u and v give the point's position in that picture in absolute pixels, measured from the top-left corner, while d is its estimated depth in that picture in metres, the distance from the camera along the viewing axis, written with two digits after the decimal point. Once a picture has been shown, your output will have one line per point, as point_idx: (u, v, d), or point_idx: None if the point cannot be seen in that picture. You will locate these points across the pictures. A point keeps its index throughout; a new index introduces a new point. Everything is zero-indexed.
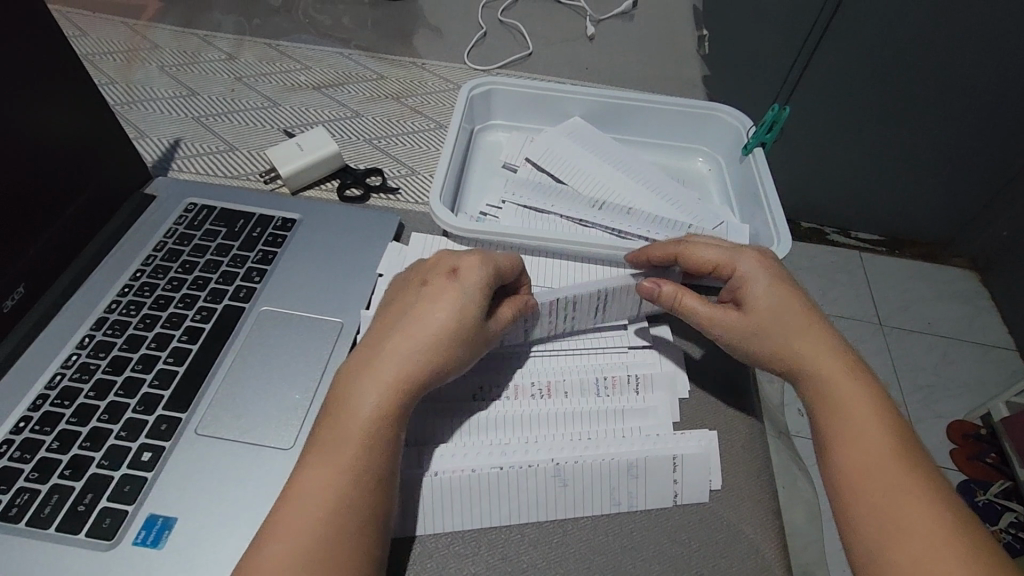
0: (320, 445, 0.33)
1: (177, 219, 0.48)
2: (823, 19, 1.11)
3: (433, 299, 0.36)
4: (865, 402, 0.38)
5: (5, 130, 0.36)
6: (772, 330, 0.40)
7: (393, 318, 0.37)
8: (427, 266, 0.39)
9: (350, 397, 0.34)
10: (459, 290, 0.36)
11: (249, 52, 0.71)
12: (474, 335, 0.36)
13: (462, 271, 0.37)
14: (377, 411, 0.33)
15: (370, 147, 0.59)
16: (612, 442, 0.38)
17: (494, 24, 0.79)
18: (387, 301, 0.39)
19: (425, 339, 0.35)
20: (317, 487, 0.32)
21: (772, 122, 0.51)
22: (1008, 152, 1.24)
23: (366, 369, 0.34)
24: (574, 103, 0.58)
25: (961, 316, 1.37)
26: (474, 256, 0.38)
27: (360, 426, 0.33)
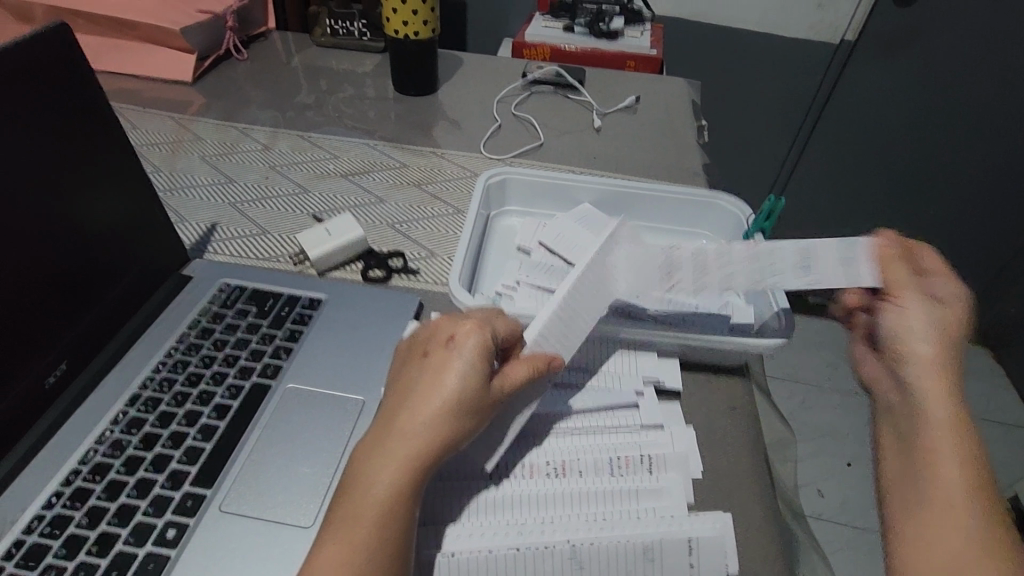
0: (339, 525, 0.34)
1: (211, 299, 0.51)
2: (817, 106, 1.22)
3: (434, 371, 0.37)
4: (951, 455, 0.36)
5: (62, 218, 0.41)
6: (943, 331, 0.39)
7: (399, 392, 0.37)
8: (427, 335, 0.40)
9: (363, 475, 0.35)
10: (459, 359, 0.37)
11: (283, 143, 0.77)
12: (481, 400, 0.37)
13: (459, 339, 0.38)
14: (389, 489, 0.34)
15: (393, 231, 0.63)
16: (626, 523, 0.38)
17: (509, 117, 0.86)
18: (396, 376, 0.40)
19: (428, 414, 0.35)
20: (334, 570, 0.32)
21: (770, 211, 0.54)
22: (1002, 225, 1.29)
23: (377, 447, 0.35)
24: (583, 191, 0.63)
25: (979, 393, 1.34)
26: (471, 324, 0.39)
27: (375, 507, 0.34)
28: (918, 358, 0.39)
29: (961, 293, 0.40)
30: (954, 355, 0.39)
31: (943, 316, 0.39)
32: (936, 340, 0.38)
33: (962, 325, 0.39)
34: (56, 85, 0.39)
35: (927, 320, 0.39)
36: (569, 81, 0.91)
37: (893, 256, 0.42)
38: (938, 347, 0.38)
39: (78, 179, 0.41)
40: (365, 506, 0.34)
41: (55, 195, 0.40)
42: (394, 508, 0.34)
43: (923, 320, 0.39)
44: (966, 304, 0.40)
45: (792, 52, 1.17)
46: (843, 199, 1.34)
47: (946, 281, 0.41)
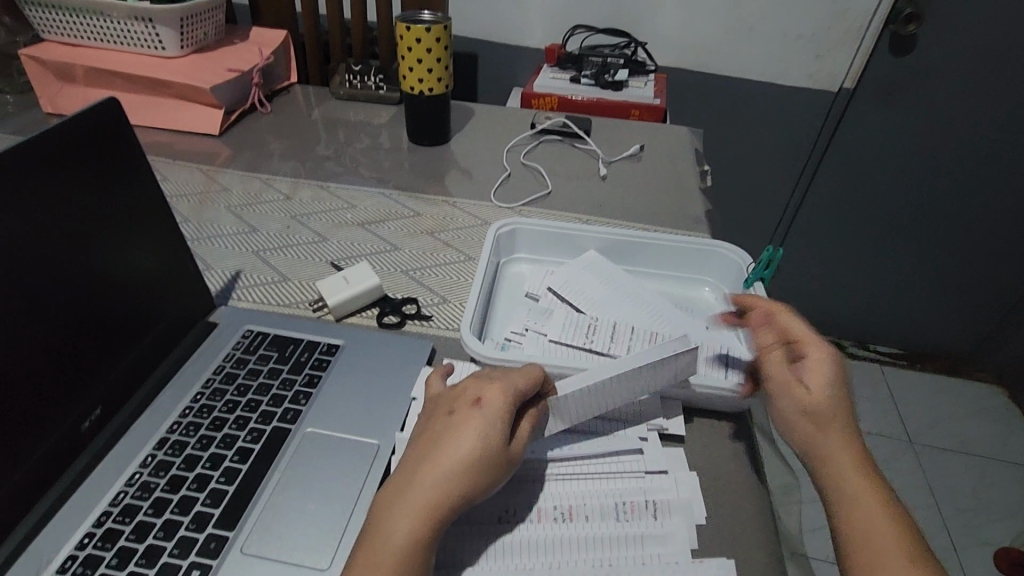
0: (359, 569, 0.36)
1: (235, 345, 0.54)
2: (817, 151, 1.26)
3: (459, 427, 0.40)
4: (866, 493, 0.40)
5: (103, 271, 0.44)
6: (817, 405, 0.43)
7: (423, 447, 0.40)
8: (453, 396, 0.43)
9: (385, 522, 0.37)
10: (484, 417, 0.40)
11: (304, 193, 0.81)
12: (500, 457, 0.39)
13: (484, 400, 0.41)
14: (408, 537, 0.36)
15: (407, 278, 0.66)
16: (631, 569, 0.39)
17: (517, 165, 0.90)
18: (421, 430, 0.42)
19: (451, 467, 0.38)
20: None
21: (768, 260, 0.56)
22: (1004, 263, 1.30)
23: (399, 496, 0.38)
24: (589, 240, 0.65)
25: (994, 434, 1.33)
26: (496, 387, 0.42)
27: (395, 552, 0.35)
28: (809, 442, 0.43)
29: (818, 355, 0.45)
30: (829, 420, 0.43)
31: (809, 387, 0.44)
32: (801, 420, 0.43)
33: (822, 388, 0.44)
34: (102, 152, 0.44)
35: (791, 403, 0.44)
36: (575, 131, 0.96)
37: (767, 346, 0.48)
38: (817, 423, 0.43)
39: (116, 236, 0.45)
40: (383, 553, 0.35)
41: (98, 251, 0.44)
42: (412, 557, 0.36)
43: (791, 403, 0.44)
44: (825, 364, 0.45)
45: (791, 99, 1.21)
46: (847, 239, 1.36)
47: (808, 350, 0.46)
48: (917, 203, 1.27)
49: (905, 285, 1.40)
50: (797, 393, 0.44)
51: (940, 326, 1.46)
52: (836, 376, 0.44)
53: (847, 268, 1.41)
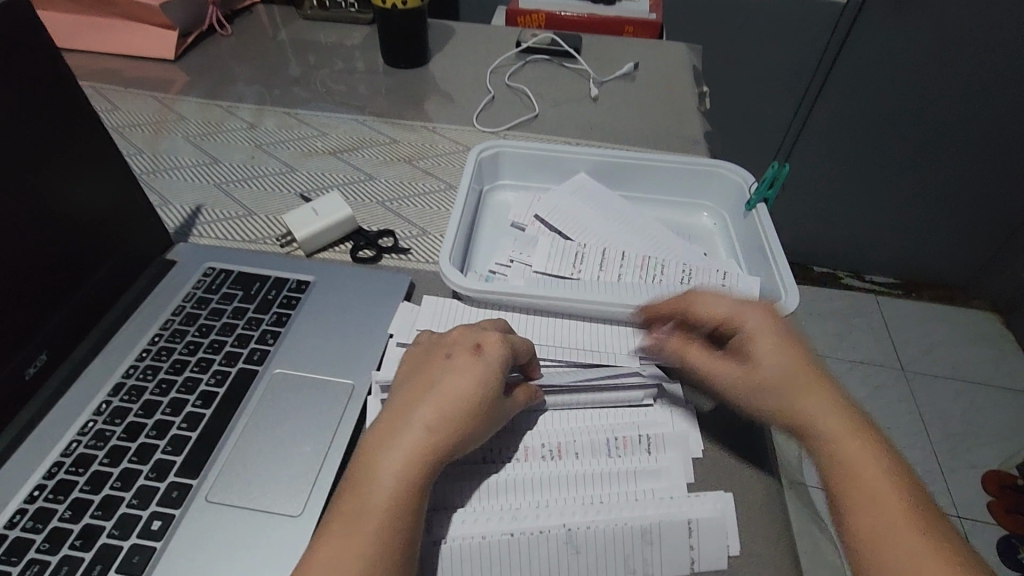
0: (341, 516, 0.33)
1: (196, 283, 0.49)
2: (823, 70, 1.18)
3: (457, 372, 0.37)
4: (861, 451, 0.35)
5: (41, 209, 0.39)
6: (786, 380, 0.38)
7: (416, 391, 0.37)
8: (448, 341, 0.40)
9: (376, 463, 0.34)
10: (486, 365, 0.38)
11: (269, 121, 0.74)
12: (498, 407, 0.37)
13: (486, 348, 0.38)
14: (403, 481, 0.33)
15: (383, 209, 0.61)
16: (624, 505, 0.37)
17: (501, 88, 0.83)
18: (408, 374, 0.39)
19: (451, 416, 0.35)
20: (339, 558, 0.31)
21: (773, 178, 0.52)
22: (1013, 187, 1.25)
23: (393, 438, 0.35)
24: (578, 162, 0.60)
25: (987, 360, 1.33)
26: (496, 334, 0.39)
27: (385, 500, 0.33)
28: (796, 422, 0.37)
29: (753, 326, 0.40)
30: (807, 387, 0.37)
31: (768, 366, 0.38)
32: (776, 404, 0.38)
33: (780, 361, 0.38)
34: (31, 69, 0.37)
35: (758, 387, 0.38)
36: (564, 49, 0.88)
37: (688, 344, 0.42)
38: (795, 395, 0.37)
39: (58, 175, 0.40)
40: (375, 497, 0.33)
41: (37, 192, 0.38)
42: (406, 502, 0.33)
43: (757, 389, 0.38)
44: (769, 333, 0.39)
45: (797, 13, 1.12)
46: (850, 166, 1.30)
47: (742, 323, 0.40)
48: (923, 128, 1.21)
49: (907, 213, 1.36)
50: (757, 377, 0.38)
51: (940, 254, 1.42)
52: (778, 345, 0.39)
53: (847, 197, 1.37)
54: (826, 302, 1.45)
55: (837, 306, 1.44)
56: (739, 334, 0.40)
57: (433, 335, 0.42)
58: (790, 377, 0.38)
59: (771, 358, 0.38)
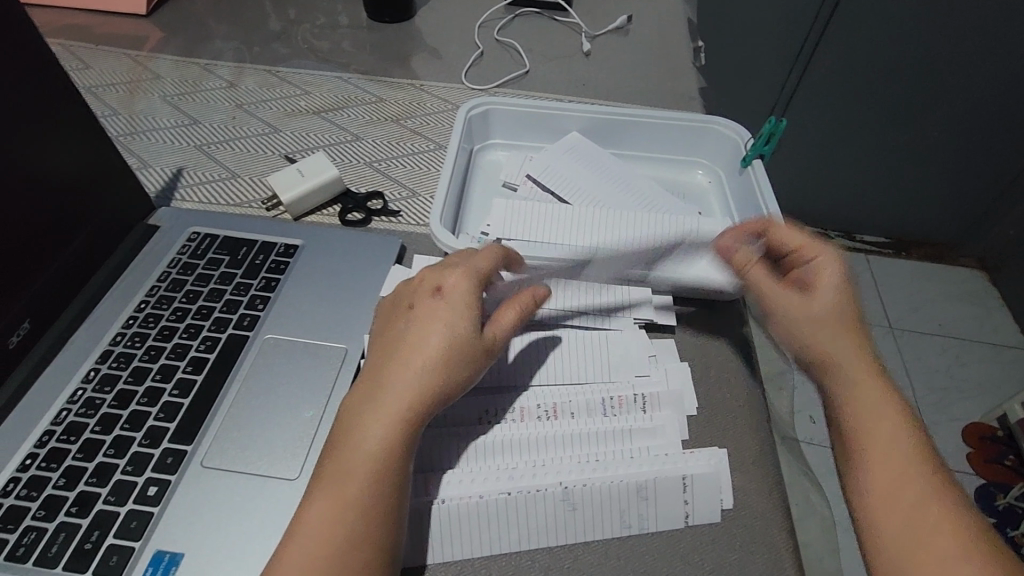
0: (328, 477, 0.33)
1: (181, 248, 0.48)
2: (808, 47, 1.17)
3: (423, 319, 0.37)
4: (880, 402, 0.35)
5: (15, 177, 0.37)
6: (834, 317, 0.39)
7: (386, 345, 0.37)
8: (412, 289, 0.39)
9: (355, 422, 0.34)
10: (450, 305, 0.37)
11: (249, 79, 0.71)
12: (474, 343, 0.36)
13: (446, 289, 0.38)
14: (385, 437, 0.33)
15: (371, 170, 0.59)
16: (620, 463, 0.37)
17: (491, 43, 0.80)
18: (379, 329, 0.39)
19: (420, 363, 0.35)
20: (324, 519, 0.31)
21: (770, 134, 0.51)
22: (1008, 148, 1.24)
23: (370, 395, 0.35)
24: (572, 119, 0.58)
25: (971, 317, 1.36)
26: (457, 273, 0.38)
27: (365, 458, 0.33)
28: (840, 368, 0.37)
29: (827, 259, 0.40)
30: (850, 326, 0.38)
31: (823, 297, 0.39)
32: (820, 341, 0.38)
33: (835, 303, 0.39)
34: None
35: (804, 320, 0.39)
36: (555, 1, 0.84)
37: (749, 261, 0.44)
38: (847, 337, 0.38)
39: (30, 136, 0.38)
40: (359, 454, 0.33)
41: (12, 163, 0.37)
42: (393, 456, 0.33)
43: (806, 325, 0.39)
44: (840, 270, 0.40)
45: None
46: (845, 129, 1.28)
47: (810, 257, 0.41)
48: (917, 91, 1.18)
49: (900, 172, 1.34)
50: (808, 303, 0.39)
51: (931, 214, 1.42)
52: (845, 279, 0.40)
53: (842, 159, 1.35)
54: None
55: None
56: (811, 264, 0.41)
57: (401, 285, 0.41)
58: (840, 308, 0.39)
59: (833, 294, 0.39)
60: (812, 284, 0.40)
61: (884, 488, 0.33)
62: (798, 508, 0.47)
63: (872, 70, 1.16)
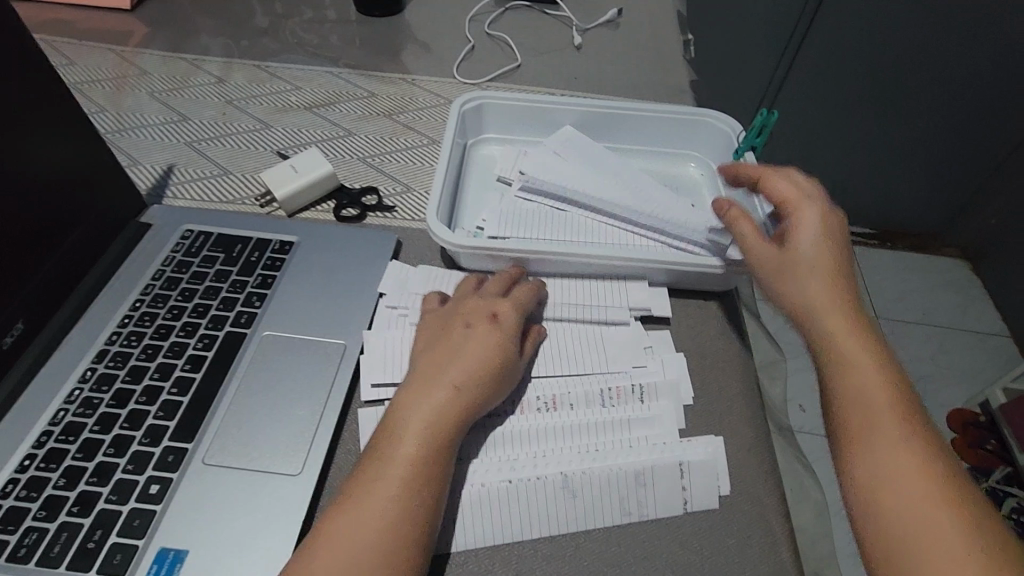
0: (371, 486, 0.32)
1: (175, 246, 0.48)
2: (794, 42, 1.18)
3: (477, 341, 0.37)
4: (873, 387, 0.35)
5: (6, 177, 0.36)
6: (815, 266, 0.40)
7: (437, 360, 0.37)
8: (459, 310, 0.40)
9: (400, 432, 0.34)
10: (503, 333, 0.38)
11: (238, 74, 0.71)
12: (515, 373, 0.38)
13: (502, 316, 0.39)
14: (430, 451, 0.33)
15: (364, 165, 0.59)
16: (620, 453, 0.38)
17: (481, 37, 0.79)
18: (424, 343, 0.39)
19: (477, 384, 0.36)
20: (370, 528, 0.31)
21: (761, 127, 0.52)
22: (989, 140, 1.27)
23: (418, 406, 0.35)
24: (565, 113, 0.59)
25: (955, 306, 1.38)
26: (508, 302, 0.40)
27: (415, 470, 0.33)
28: (818, 318, 0.38)
29: (808, 211, 0.42)
30: (830, 278, 0.39)
31: (805, 249, 0.41)
32: (799, 293, 0.39)
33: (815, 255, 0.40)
34: None
35: (782, 273, 0.40)
36: None
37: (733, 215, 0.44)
38: (827, 289, 0.39)
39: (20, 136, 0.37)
40: (401, 463, 0.33)
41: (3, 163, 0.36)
42: (435, 470, 0.33)
43: (782, 276, 0.40)
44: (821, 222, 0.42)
45: None
46: (832, 122, 1.30)
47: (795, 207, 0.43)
48: (901, 84, 1.19)
49: (886, 164, 1.36)
50: (788, 255, 0.41)
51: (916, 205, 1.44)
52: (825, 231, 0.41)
53: (829, 151, 1.36)
54: None
55: None
56: (791, 215, 0.43)
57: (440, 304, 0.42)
58: (819, 260, 0.40)
59: (813, 247, 0.41)
60: (792, 236, 0.42)
61: (878, 480, 0.32)
62: (792, 492, 0.48)
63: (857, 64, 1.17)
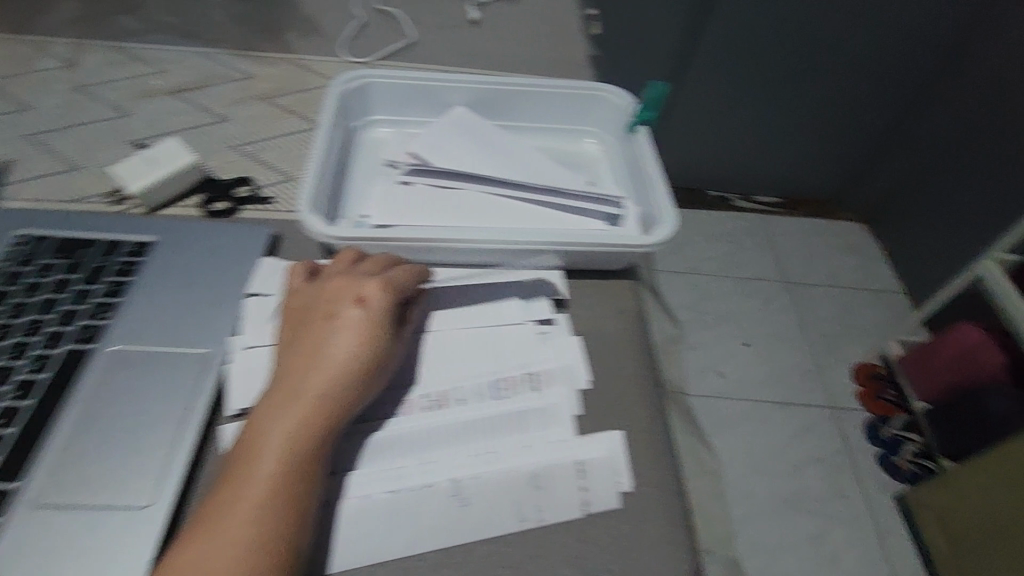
0: (223, 510, 0.29)
1: (4, 255, 0.41)
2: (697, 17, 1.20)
3: (341, 331, 0.34)
4: None
5: None
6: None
7: (300, 358, 0.33)
8: (325, 296, 0.36)
9: (258, 446, 0.31)
10: (371, 319, 0.35)
11: (91, 57, 0.63)
12: (388, 361, 0.35)
13: (368, 299, 0.35)
14: (289, 458, 0.30)
15: (238, 154, 0.54)
16: (515, 453, 0.36)
17: (371, 14, 0.75)
18: (289, 338, 0.35)
19: (342, 382, 0.32)
20: (223, 558, 0.28)
21: (654, 100, 0.51)
22: (878, 107, 1.35)
23: (275, 411, 0.32)
24: (455, 92, 0.55)
25: (856, 267, 1.47)
26: (376, 281, 0.36)
27: (273, 486, 0.29)
28: None
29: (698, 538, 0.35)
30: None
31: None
32: None
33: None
34: None
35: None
36: None
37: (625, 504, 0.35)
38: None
39: None
40: (260, 481, 0.30)
41: None
42: (295, 479, 0.30)
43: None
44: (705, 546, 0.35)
45: None
46: (737, 95, 1.33)
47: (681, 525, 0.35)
48: (799, 56, 1.24)
49: (788, 135, 1.42)
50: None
51: (817, 174, 1.52)
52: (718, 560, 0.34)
53: (736, 124, 1.40)
54: (721, 224, 1.52)
55: (730, 227, 1.52)
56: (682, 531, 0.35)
57: (307, 284, 0.38)
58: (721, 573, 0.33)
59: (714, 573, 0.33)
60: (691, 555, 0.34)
61: None
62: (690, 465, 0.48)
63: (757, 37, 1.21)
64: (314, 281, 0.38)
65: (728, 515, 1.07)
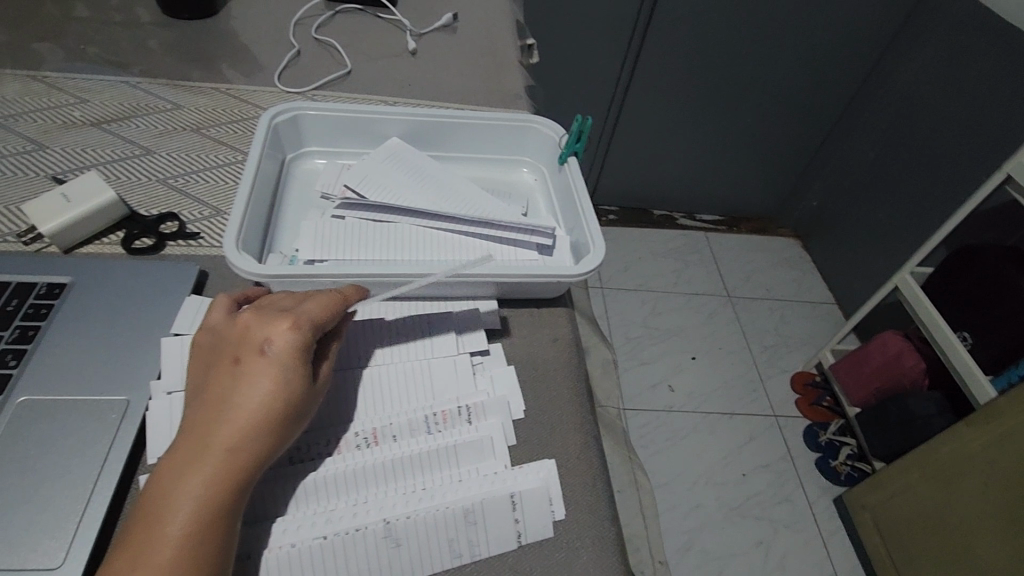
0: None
1: None
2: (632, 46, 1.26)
3: (246, 381, 0.33)
4: None
5: None
6: None
7: (205, 411, 0.32)
8: (234, 339, 0.35)
9: (162, 508, 0.30)
10: (276, 366, 0.33)
11: (4, 87, 0.60)
12: (300, 405, 0.34)
13: (274, 344, 0.33)
14: (193, 518, 0.30)
15: (165, 188, 0.53)
16: (447, 488, 0.36)
17: (309, 44, 0.74)
18: (198, 386, 0.34)
19: (247, 435, 0.32)
20: None
21: (579, 132, 0.52)
22: (802, 129, 1.43)
23: (180, 471, 0.31)
24: (390, 123, 0.56)
25: (792, 280, 1.54)
26: (283, 322, 0.34)
27: (177, 552, 0.29)
28: None
29: None
30: None
31: None
32: None
33: None
34: None
35: None
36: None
37: None
38: None
39: None
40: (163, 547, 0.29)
41: None
42: (201, 540, 0.30)
43: None
44: None
45: None
46: (674, 119, 1.39)
47: None
48: (727, 82, 1.31)
49: (723, 156, 1.49)
50: None
51: (752, 192, 1.60)
52: None
53: (675, 146, 1.46)
54: (664, 242, 1.57)
55: (673, 245, 1.57)
56: None
57: (223, 321, 0.36)
58: None
59: None
60: None
61: None
62: None
63: (689, 65, 1.27)
64: (232, 315, 0.37)
65: (679, 529, 1.09)
